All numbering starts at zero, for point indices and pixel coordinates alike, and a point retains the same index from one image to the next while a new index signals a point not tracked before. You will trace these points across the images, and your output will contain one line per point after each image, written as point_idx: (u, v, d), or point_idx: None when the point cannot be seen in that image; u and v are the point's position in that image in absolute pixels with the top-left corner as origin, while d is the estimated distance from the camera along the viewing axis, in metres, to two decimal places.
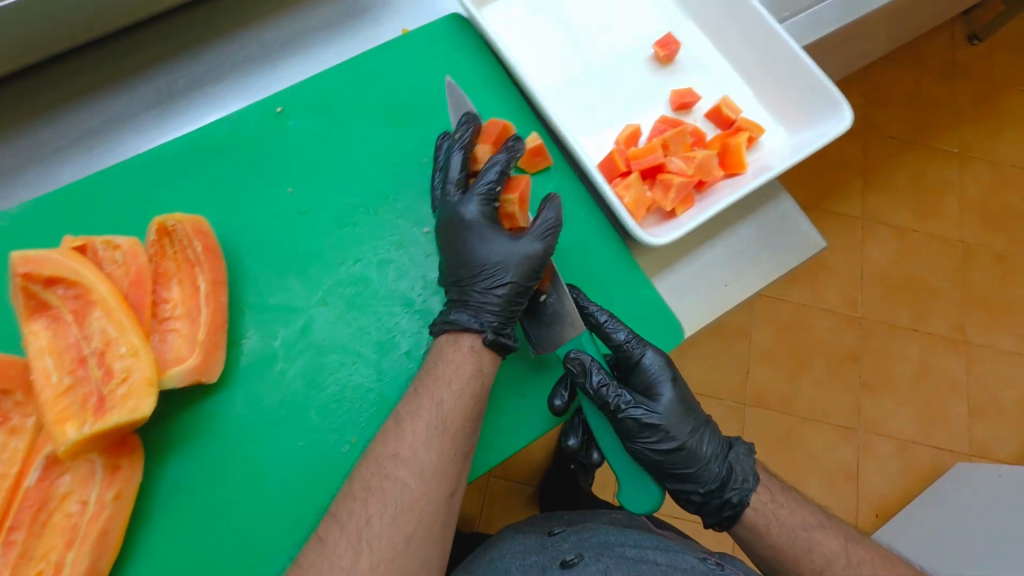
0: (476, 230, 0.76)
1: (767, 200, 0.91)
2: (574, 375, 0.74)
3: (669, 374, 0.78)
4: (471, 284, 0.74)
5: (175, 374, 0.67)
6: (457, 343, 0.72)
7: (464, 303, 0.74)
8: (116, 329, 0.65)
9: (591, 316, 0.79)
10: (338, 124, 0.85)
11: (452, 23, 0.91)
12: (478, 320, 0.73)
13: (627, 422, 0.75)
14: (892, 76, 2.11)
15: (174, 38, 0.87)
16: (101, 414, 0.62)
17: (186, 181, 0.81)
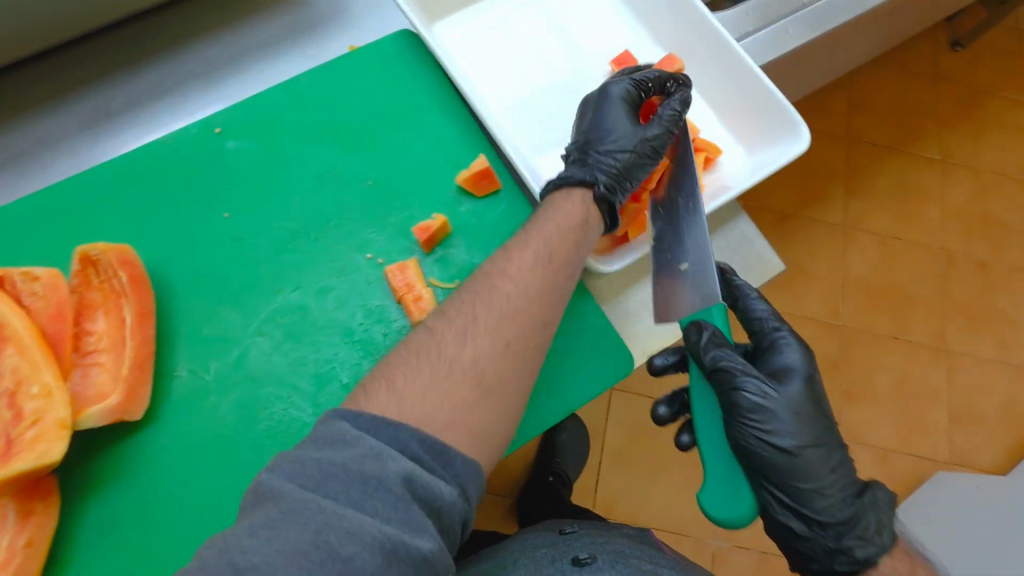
0: (613, 106, 0.81)
1: (724, 221, 0.90)
2: (691, 338, 0.70)
3: (805, 371, 0.72)
4: (592, 148, 0.79)
5: (94, 414, 0.64)
6: (570, 197, 0.75)
7: (582, 162, 0.79)
8: (28, 367, 0.62)
9: (738, 288, 0.79)
10: (280, 145, 0.82)
11: (402, 40, 0.88)
12: (591, 177, 0.77)
13: (739, 400, 0.69)
14: (873, 82, 2.10)
15: (111, 55, 0.84)
16: (7, 460, 0.59)
17: (119, 205, 0.78)
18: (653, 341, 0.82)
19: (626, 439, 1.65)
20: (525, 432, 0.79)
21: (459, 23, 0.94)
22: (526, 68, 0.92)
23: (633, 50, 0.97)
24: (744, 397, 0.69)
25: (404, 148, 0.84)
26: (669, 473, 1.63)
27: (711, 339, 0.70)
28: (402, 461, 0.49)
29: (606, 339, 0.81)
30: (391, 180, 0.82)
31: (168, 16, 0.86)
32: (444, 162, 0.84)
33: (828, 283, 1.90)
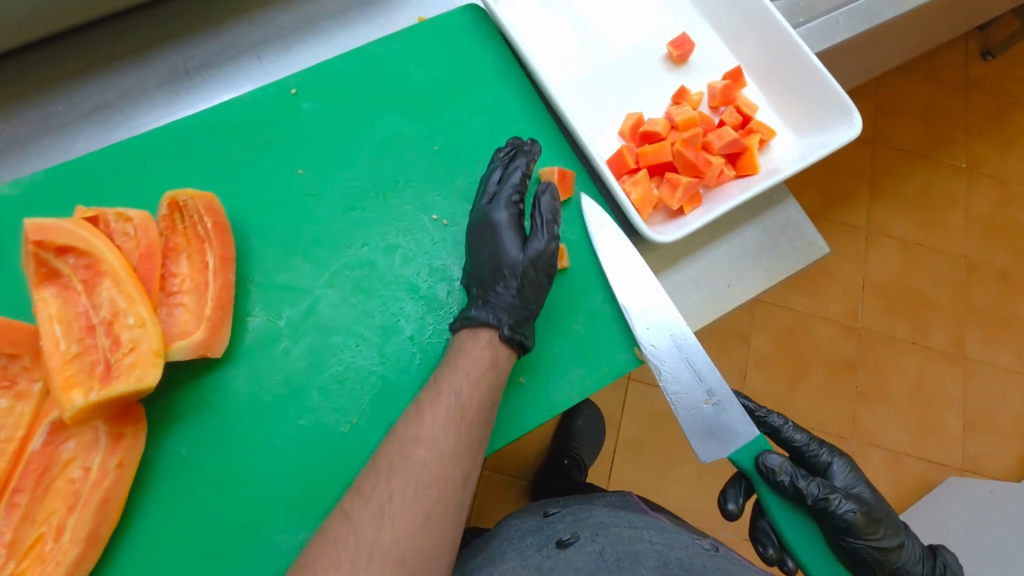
0: (505, 233, 0.78)
1: (772, 204, 0.92)
2: (768, 478, 0.74)
3: (859, 477, 0.85)
4: (493, 284, 0.76)
5: (181, 348, 0.68)
6: (476, 338, 0.73)
7: (484, 301, 0.76)
8: (125, 300, 0.66)
9: (770, 422, 0.89)
10: (350, 109, 0.86)
11: (470, 14, 0.91)
12: (496, 316, 0.74)
13: (840, 522, 0.76)
14: (904, 87, 2.11)
15: (191, 16, 0.88)
16: (107, 382, 0.63)
17: (197, 158, 0.82)
18: (701, 312, 0.86)
19: (642, 427, 1.68)
20: (578, 390, 0.81)
21: None
22: (586, 46, 0.94)
23: (689, 34, 0.99)
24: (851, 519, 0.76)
25: (468, 118, 0.87)
26: (684, 463, 1.66)
27: (799, 473, 0.75)
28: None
29: None
30: (456, 147, 0.86)
31: None
32: (506, 133, 0.87)
33: (850, 284, 1.92)
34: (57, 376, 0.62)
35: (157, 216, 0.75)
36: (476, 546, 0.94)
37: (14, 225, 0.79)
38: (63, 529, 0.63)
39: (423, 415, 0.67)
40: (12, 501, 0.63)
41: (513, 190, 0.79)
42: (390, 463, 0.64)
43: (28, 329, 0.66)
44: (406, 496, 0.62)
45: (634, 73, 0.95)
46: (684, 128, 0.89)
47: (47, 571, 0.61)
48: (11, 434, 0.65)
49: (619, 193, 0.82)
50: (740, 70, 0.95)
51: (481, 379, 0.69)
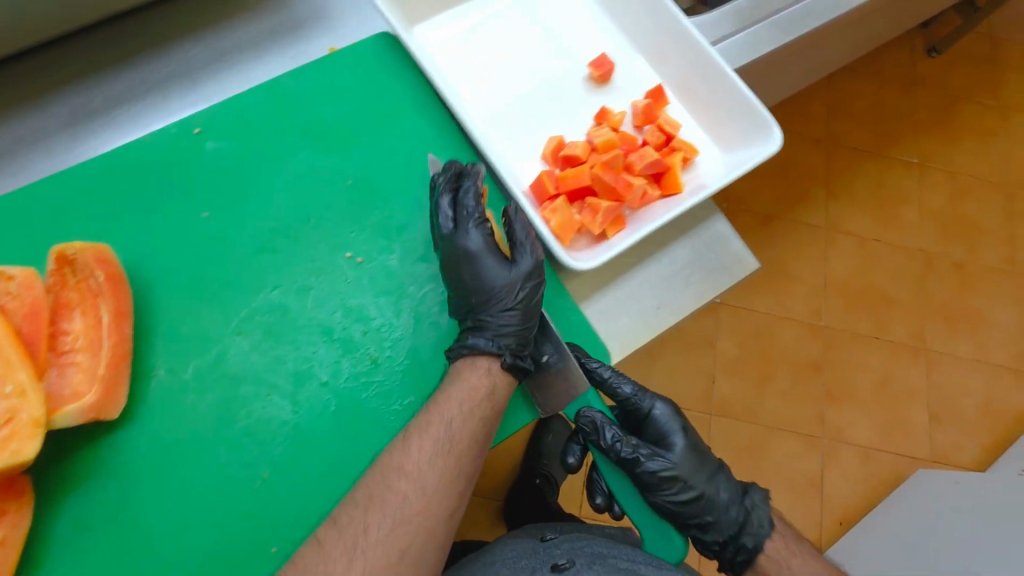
0: (485, 258, 0.77)
1: (699, 221, 0.92)
2: (587, 433, 0.79)
3: (677, 424, 0.87)
4: (483, 309, 0.76)
5: (70, 413, 0.64)
6: (474, 367, 0.74)
7: (480, 328, 0.76)
8: (2, 366, 0.62)
9: (595, 373, 0.82)
10: (260, 147, 0.83)
11: (382, 44, 0.89)
12: (497, 343, 0.74)
13: (645, 477, 0.80)
14: (853, 87, 2.14)
15: (89, 54, 0.83)
16: None
17: (98, 206, 0.78)
18: (630, 337, 0.84)
19: None
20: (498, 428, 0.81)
21: (442, 26, 0.95)
22: (507, 71, 0.93)
23: (611, 54, 0.99)
24: (649, 473, 0.80)
25: (383, 151, 0.85)
26: None
27: (610, 433, 0.78)
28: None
29: (577, 336, 0.83)
30: (370, 181, 0.83)
31: (149, 16, 0.86)
32: (423, 165, 0.85)
33: (810, 283, 1.93)
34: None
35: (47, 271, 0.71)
36: (471, 559, 0.92)
37: None
38: None
39: (411, 444, 0.69)
40: None
41: (477, 216, 0.79)
42: (370, 495, 0.67)
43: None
44: (383, 528, 0.65)
45: (557, 96, 0.94)
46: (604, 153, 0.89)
47: None
48: None
49: (536, 221, 0.80)
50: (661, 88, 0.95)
51: (473, 413, 0.71)
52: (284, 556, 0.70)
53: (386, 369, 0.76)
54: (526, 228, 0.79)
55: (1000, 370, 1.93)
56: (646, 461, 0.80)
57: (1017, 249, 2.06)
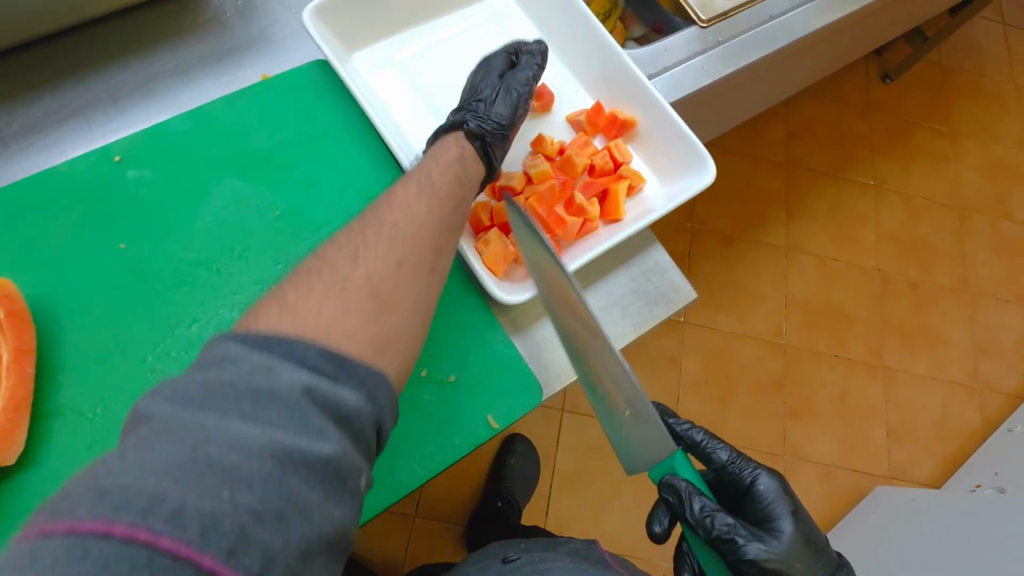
0: (493, 72, 0.89)
1: (639, 250, 0.92)
2: (671, 505, 0.64)
3: (788, 507, 0.71)
4: (470, 103, 0.86)
5: None
6: (450, 143, 0.80)
7: (465, 111, 0.85)
8: None
9: (687, 436, 0.79)
10: (185, 176, 0.81)
11: (317, 71, 0.89)
12: (472, 121, 0.83)
13: (743, 568, 0.65)
14: (810, 111, 2.20)
15: (7, 78, 0.81)
16: None
17: (10, 237, 0.75)
18: (565, 371, 0.83)
19: (575, 462, 1.61)
20: (429, 466, 0.76)
21: (382, 53, 0.95)
22: (448, 100, 0.93)
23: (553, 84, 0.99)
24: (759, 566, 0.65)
25: (315, 180, 0.83)
26: (621, 492, 1.59)
27: (696, 507, 0.63)
28: (299, 372, 0.45)
29: (512, 369, 0.81)
30: (300, 211, 0.81)
31: (74, 39, 0.84)
32: (355, 195, 0.84)
33: (770, 301, 1.96)
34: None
35: None
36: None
37: None
38: None
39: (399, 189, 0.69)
40: None
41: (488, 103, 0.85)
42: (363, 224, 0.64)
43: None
44: (378, 242, 0.61)
45: None
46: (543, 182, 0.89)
47: None
48: None
49: (467, 253, 0.81)
50: (614, 115, 0.93)
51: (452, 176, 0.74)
52: None
53: None
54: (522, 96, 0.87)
55: (954, 386, 1.97)
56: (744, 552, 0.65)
57: (968, 268, 2.12)
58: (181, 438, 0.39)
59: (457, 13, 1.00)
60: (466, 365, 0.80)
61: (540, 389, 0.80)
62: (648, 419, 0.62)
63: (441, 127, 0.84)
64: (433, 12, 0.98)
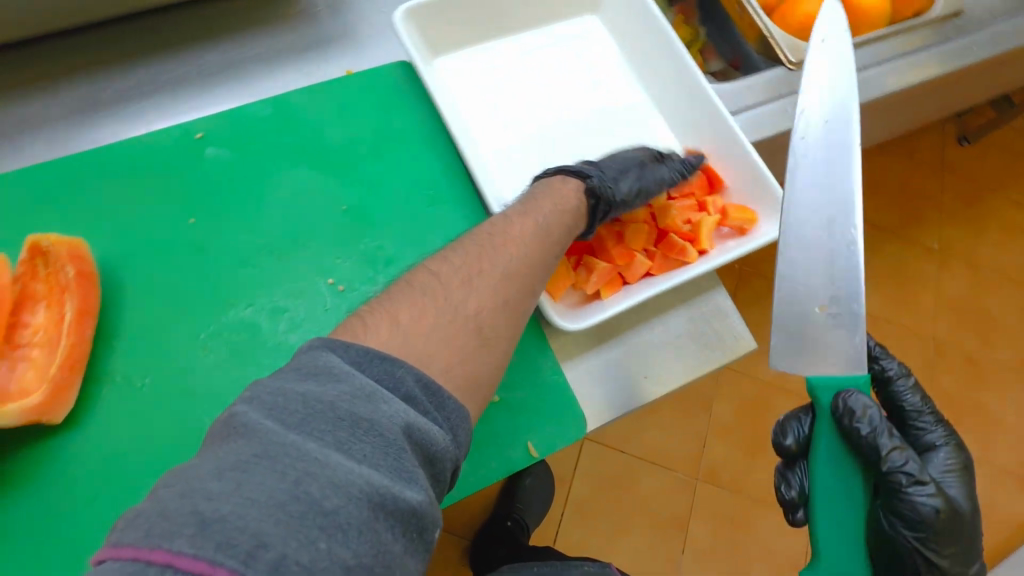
0: (634, 158, 0.88)
1: (700, 291, 0.88)
2: (842, 418, 0.62)
3: (951, 461, 0.72)
4: (599, 161, 0.86)
5: (8, 412, 0.61)
6: (562, 184, 0.81)
7: (590, 164, 0.85)
8: None
9: (878, 365, 0.76)
10: (261, 159, 0.82)
11: (399, 72, 0.89)
12: (589, 173, 0.82)
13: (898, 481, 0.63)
14: (879, 166, 2.11)
15: (108, 47, 0.84)
16: None
17: (89, 200, 0.77)
18: (610, 406, 0.79)
19: (592, 493, 1.55)
20: (462, 485, 0.74)
21: (464, 58, 0.95)
22: (524, 113, 0.92)
23: (630, 111, 0.98)
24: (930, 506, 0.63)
25: (384, 179, 0.83)
26: (634, 531, 1.54)
27: (882, 426, 0.62)
28: (399, 411, 0.46)
29: (557, 396, 0.79)
30: (366, 208, 0.81)
31: (173, 16, 0.86)
32: (420, 198, 0.83)
33: None
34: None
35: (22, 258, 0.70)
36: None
37: None
38: None
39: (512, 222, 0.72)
40: None
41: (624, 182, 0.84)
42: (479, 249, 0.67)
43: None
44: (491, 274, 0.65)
45: (571, 145, 0.93)
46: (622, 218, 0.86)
47: None
48: None
49: None
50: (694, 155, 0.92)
51: (562, 216, 0.76)
52: None
53: None
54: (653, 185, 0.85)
55: (1004, 474, 1.84)
56: (918, 490, 0.63)
57: None
58: (280, 467, 0.39)
59: (543, 29, 1.00)
60: (511, 386, 0.78)
61: (584, 420, 0.78)
62: (847, 323, 0.64)
63: (563, 168, 0.84)
64: (520, 24, 0.98)
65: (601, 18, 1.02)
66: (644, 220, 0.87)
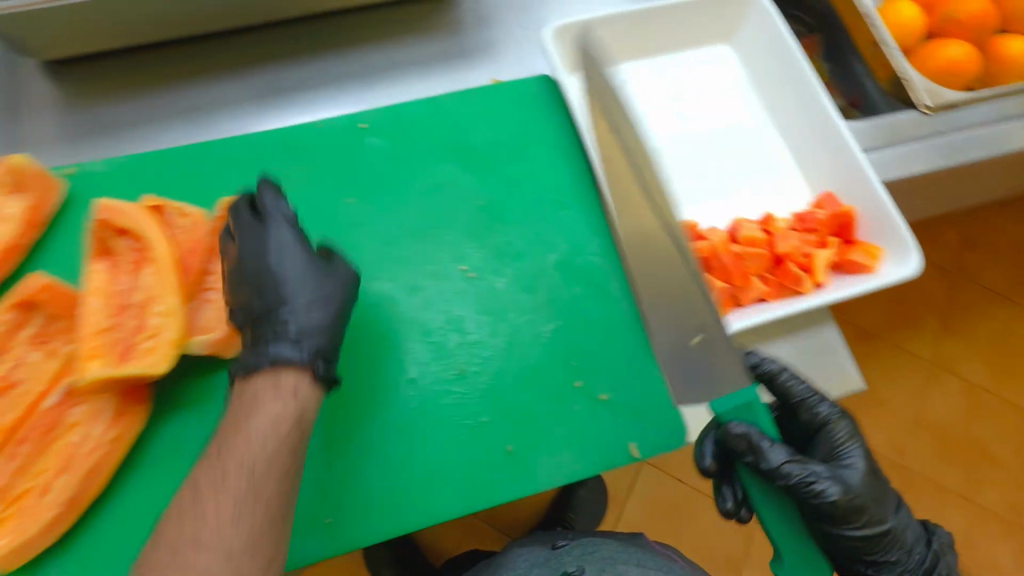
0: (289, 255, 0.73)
1: (811, 323, 0.89)
2: (744, 452, 0.65)
3: (856, 445, 0.74)
4: (268, 313, 0.70)
5: (199, 342, 0.73)
6: (275, 389, 0.64)
7: (261, 336, 0.69)
8: (160, 287, 0.71)
9: (762, 367, 0.75)
10: (411, 151, 0.91)
11: (540, 85, 0.96)
12: (296, 346, 0.68)
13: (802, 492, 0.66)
14: (1007, 221, 1.90)
15: (292, 43, 0.98)
16: (123, 362, 0.69)
17: (263, 171, 0.88)
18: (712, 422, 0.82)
19: (645, 517, 1.55)
20: (563, 474, 0.77)
21: None
22: (648, 131, 0.97)
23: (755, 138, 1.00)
24: (834, 504, 0.66)
25: (520, 180, 0.90)
26: None
27: (772, 451, 0.64)
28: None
29: (661, 403, 0.81)
30: (501, 205, 0.88)
31: (347, 20, 0.99)
32: (548, 201, 0.89)
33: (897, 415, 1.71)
34: (86, 344, 0.69)
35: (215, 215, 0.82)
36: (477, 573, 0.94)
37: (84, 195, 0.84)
38: (50, 488, 0.66)
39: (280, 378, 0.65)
40: (16, 451, 0.67)
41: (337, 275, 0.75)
42: None
43: (59, 290, 0.72)
44: None
45: (694, 164, 0.96)
46: (743, 241, 0.87)
47: (26, 524, 0.65)
48: (34, 387, 0.71)
49: None
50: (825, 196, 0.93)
51: None
52: (339, 530, 0.73)
53: (470, 382, 0.79)
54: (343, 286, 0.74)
55: None
56: (819, 492, 0.66)
57: None
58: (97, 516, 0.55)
59: (677, 53, 1.04)
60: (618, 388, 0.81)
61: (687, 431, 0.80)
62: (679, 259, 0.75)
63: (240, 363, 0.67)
64: (653, 48, 1.03)
65: (736, 48, 1.05)
66: (763, 244, 0.87)
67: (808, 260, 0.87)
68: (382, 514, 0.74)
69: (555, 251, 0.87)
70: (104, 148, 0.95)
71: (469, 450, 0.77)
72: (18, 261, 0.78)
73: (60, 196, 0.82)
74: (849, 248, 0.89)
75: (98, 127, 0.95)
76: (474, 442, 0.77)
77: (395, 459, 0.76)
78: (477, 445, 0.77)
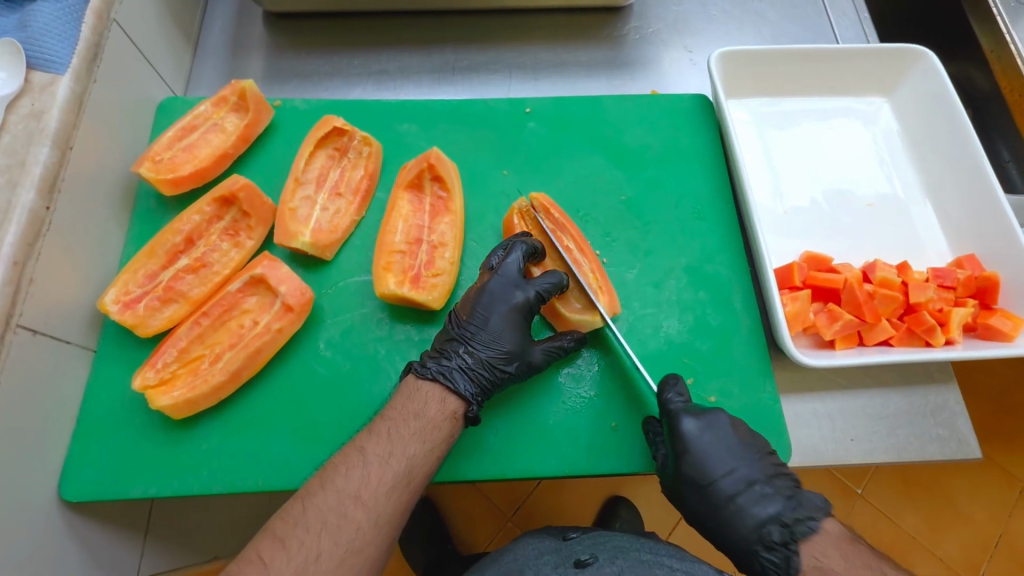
0: (504, 305, 0.79)
1: (931, 380, 0.86)
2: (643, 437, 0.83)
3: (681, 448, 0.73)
4: (466, 340, 0.77)
5: (437, 286, 0.84)
6: (443, 401, 0.72)
7: (442, 357, 0.76)
8: (452, 236, 0.87)
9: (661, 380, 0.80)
10: (566, 139, 0.98)
11: (696, 102, 1.01)
12: (470, 389, 0.74)
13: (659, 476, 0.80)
14: None
15: (476, 32, 1.11)
16: (414, 286, 0.84)
17: (432, 131, 0.97)
18: (812, 452, 0.82)
19: None
20: None
21: (747, 105, 1.06)
22: (786, 164, 1.02)
23: (895, 190, 1.02)
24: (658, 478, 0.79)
25: (665, 185, 0.95)
26: None
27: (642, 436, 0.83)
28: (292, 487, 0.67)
29: (770, 419, 0.83)
30: (642, 203, 0.94)
31: (526, 21, 1.13)
32: (689, 211, 0.93)
33: (978, 530, 1.44)
34: (386, 263, 0.84)
35: (434, 189, 0.92)
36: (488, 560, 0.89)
37: (279, 122, 0.96)
38: (222, 357, 0.78)
39: (418, 391, 0.73)
40: (199, 320, 0.80)
41: (555, 344, 0.79)
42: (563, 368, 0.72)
43: (254, 190, 0.84)
44: None
45: (827, 203, 1.00)
46: (877, 282, 0.87)
47: (197, 381, 0.76)
48: (221, 270, 0.83)
49: (777, 302, 0.83)
50: (970, 259, 0.92)
51: None
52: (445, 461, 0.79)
53: (588, 360, 0.83)
54: (498, 349, 0.77)
55: None
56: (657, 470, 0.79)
57: None
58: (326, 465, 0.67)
59: (829, 98, 1.08)
60: (729, 396, 0.84)
61: (789, 453, 0.82)
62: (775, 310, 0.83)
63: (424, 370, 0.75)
64: (806, 89, 1.07)
65: (891, 102, 1.07)
66: (897, 289, 0.87)
67: (943, 314, 0.86)
68: (486, 457, 0.79)
69: (685, 257, 0.91)
70: (294, 89, 1.06)
71: (572, 419, 0.81)
72: (225, 167, 0.91)
73: (266, 121, 0.93)
74: (989, 314, 0.87)
75: (295, 72, 1.07)
76: (578, 414, 0.81)
77: (503, 413, 0.81)
78: (585, 420, 0.81)
